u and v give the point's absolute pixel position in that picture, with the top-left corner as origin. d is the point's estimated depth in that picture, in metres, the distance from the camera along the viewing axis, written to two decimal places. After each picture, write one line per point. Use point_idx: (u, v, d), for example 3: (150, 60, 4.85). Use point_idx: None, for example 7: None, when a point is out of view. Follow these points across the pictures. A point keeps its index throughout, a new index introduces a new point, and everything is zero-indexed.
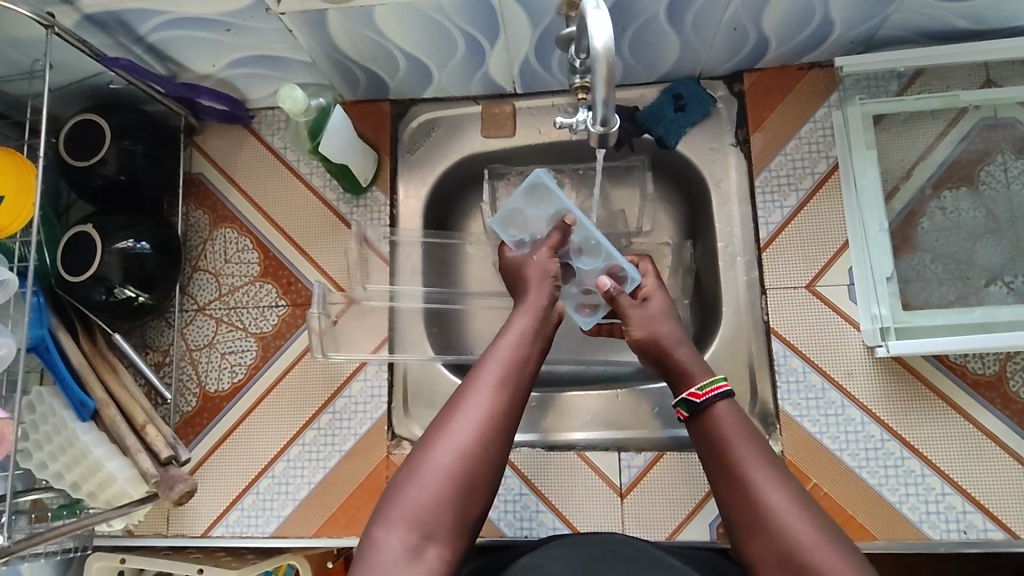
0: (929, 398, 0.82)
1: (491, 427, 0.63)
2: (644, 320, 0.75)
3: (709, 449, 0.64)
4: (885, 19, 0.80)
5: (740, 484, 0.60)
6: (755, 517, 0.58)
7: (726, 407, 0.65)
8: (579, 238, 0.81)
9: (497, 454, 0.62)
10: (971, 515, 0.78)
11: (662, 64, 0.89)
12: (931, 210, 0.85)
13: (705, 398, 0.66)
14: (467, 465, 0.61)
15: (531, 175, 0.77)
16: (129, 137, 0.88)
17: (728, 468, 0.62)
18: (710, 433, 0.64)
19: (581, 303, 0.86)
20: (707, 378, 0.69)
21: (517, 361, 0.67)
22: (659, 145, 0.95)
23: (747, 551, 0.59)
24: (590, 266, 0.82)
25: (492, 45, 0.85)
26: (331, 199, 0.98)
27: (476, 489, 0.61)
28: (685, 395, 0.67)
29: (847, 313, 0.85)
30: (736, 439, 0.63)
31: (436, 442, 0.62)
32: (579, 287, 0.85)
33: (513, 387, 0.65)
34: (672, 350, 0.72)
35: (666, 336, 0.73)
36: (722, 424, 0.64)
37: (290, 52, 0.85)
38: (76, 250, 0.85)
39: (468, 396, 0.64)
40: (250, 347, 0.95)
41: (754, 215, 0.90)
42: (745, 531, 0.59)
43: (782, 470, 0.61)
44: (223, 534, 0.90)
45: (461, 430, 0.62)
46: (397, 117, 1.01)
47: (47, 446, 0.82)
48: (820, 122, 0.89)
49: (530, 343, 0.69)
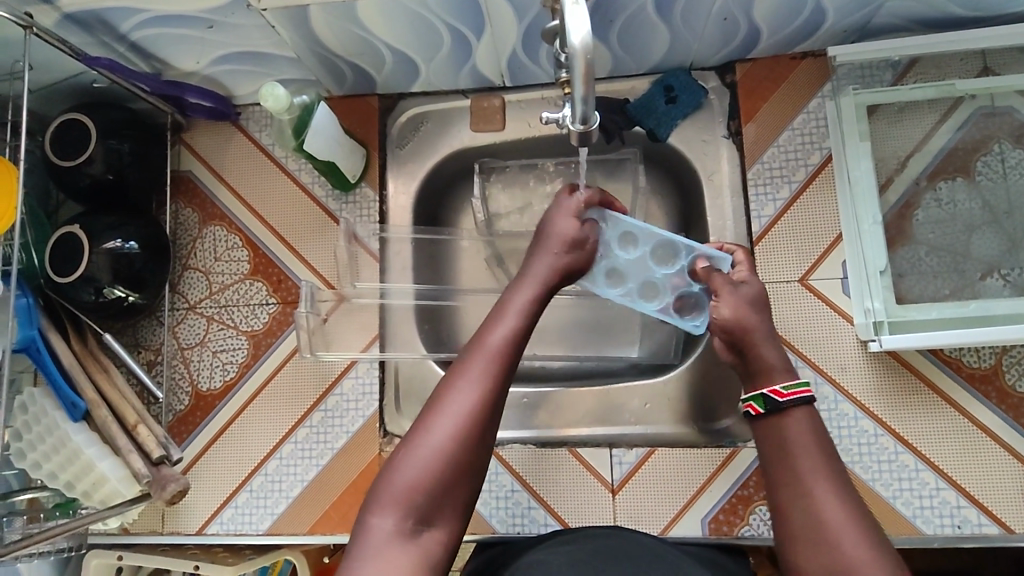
0: (922, 393, 0.81)
1: (484, 409, 0.62)
2: (735, 301, 0.70)
3: (772, 451, 0.64)
4: (879, 7, 0.79)
5: (802, 495, 0.60)
6: (814, 532, 0.59)
7: (804, 412, 0.65)
8: (650, 246, 0.81)
9: (492, 435, 0.62)
10: (965, 510, 0.77)
11: (653, 55, 0.88)
12: (926, 202, 0.84)
13: (789, 398, 0.64)
14: (461, 448, 0.60)
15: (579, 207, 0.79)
16: (115, 136, 0.87)
17: (793, 477, 0.62)
18: (782, 436, 0.64)
19: (680, 309, 0.81)
20: (789, 379, 0.66)
21: (512, 342, 0.66)
22: (650, 138, 0.94)
23: (791, 557, 0.60)
24: (674, 270, 0.80)
25: (479, 38, 0.84)
26: (320, 195, 0.98)
27: (472, 470, 0.61)
28: (766, 390, 0.65)
29: (840, 307, 0.84)
30: (807, 450, 0.62)
31: (431, 424, 0.61)
32: (670, 294, 0.81)
33: (505, 368, 0.64)
34: (759, 343, 0.68)
35: (752, 329, 0.69)
36: (791, 430, 0.64)
37: (275, 48, 0.84)
38: (64, 251, 0.84)
39: (463, 377, 0.63)
40: (242, 345, 0.95)
41: (746, 208, 0.89)
42: (793, 538, 0.60)
43: (844, 486, 0.61)
44: (218, 532, 0.91)
45: (453, 412, 0.61)
46: (384, 111, 1.00)
47: (40, 447, 0.82)
48: (813, 113, 0.88)
49: (525, 324, 0.68)
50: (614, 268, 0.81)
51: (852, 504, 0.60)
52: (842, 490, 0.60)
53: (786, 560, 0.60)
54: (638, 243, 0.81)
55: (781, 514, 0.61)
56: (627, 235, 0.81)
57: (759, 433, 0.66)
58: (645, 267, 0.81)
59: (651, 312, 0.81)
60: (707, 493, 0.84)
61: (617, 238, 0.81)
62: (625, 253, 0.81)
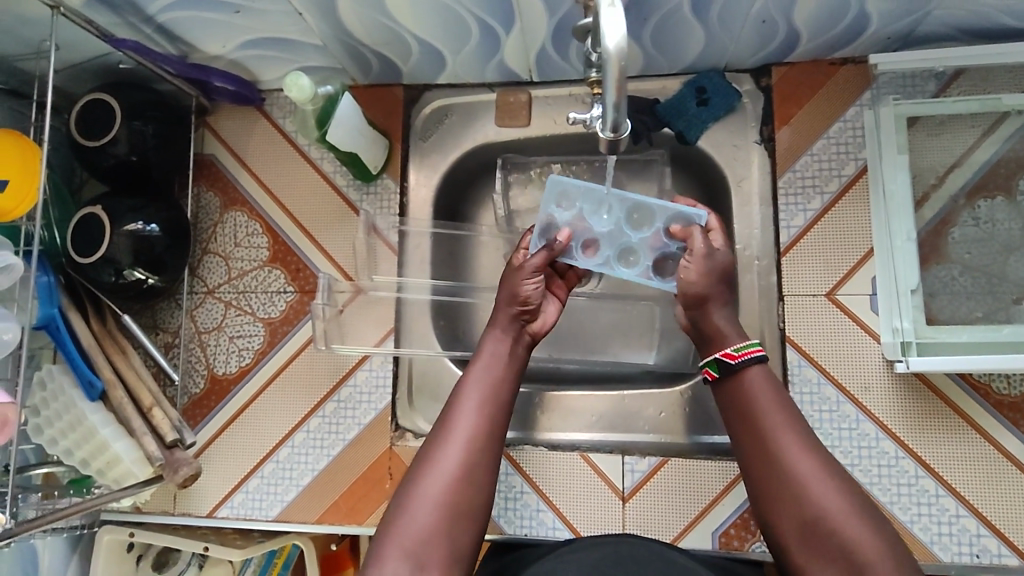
0: (947, 417, 0.78)
1: (469, 462, 0.66)
2: (705, 266, 0.72)
3: (735, 410, 0.69)
4: (926, 14, 0.75)
5: (771, 452, 0.65)
6: (786, 487, 0.63)
7: (758, 371, 0.69)
8: (623, 212, 0.78)
9: (483, 482, 0.66)
10: (985, 539, 0.75)
11: (686, 55, 0.85)
12: (963, 220, 0.80)
13: (740, 359, 0.69)
14: (454, 500, 0.64)
15: (548, 183, 0.76)
16: (140, 118, 0.87)
17: (759, 437, 0.66)
18: (740, 397, 0.68)
19: (658, 269, 0.80)
20: (741, 341, 0.71)
21: (491, 392, 0.70)
22: (679, 140, 0.92)
23: (769, 511, 0.64)
24: (651, 233, 0.79)
25: (508, 32, 0.82)
26: (341, 185, 0.97)
27: (463, 519, 0.64)
28: (719, 354, 0.70)
29: (867, 324, 0.81)
30: (767, 404, 0.67)
31: (423, 480, 0.65)
32: (647, 257, 0.79)
33: (487, 417, 0.68)
34: (714, 309, 0.72)
35: (710, 293, 0.72)
36: (751, 386, 0.68)
37: (301, 35, 0.83)
38: (86, 232, 0.85)
39: (449, 434, 0.67)
40: (258, 332, 0.95)
41: (775, 217, 0.87)
42: (768, 494, 0.65)
43: (811, 441, 0.65)
44: (228, 516, 0.91)
45: (443, 465, 0.65)
46: (409, 102, 0.98)
47: (57, 424, 0.82)
48: (850, 121, 0.85)
49: (501, 370, 0.72)
50: (589, 236, 0.80)
51: (822, 458, 0.64)
52: (811, 447, 0.65)
53: (766, 515, 0.65)
54: (611, 210, 0.78)
55: (759, 478, 0.66)
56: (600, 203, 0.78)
57: (720, 399, 0.71)
58: (620, 233, 0.79)
59: (632, 277, 0.79)
60: (719, 507, 0.83)
61: (590, 207, 0.78)
62: (597, 223, 0.79)
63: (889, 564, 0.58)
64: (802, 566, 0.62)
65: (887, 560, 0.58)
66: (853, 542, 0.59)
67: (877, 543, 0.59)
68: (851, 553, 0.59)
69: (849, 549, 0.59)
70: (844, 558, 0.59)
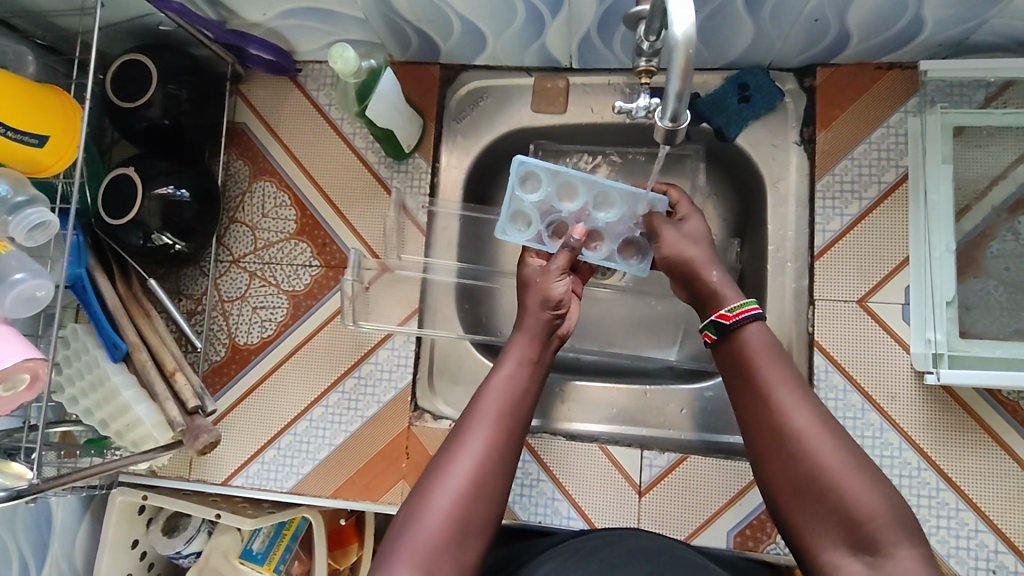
0: (971, 431, 0.78)
1: (485, 471, 0.64)
2: (676, 239, 0.77)
3: (735, 369, 0.66)
4: (982, 23, 0.74)
5: (769, 411, 0.62)
6: (784, 447, 0.61)
7: (757, 328, 0.67)
8: (588, 195, 0.83)
9: (497, 494, 0.64)
10: (1003, 555, 0.75)
11: (732, 50, 0.84)
12: (1003, 234, 0.79)
13: (735, 319, 0.67)
14: (469, 502, 0.63)
15: (513, 166, 0.81)
16: (175, 82, 0.86)
17: (757, 397, 0.64)
18: (739, 355, 0.66)
19: (623, 253, 0.85)
20: (737, 300, 0.69)
21: (513, 397, 0.69)
22: (716, 137, 0.91)
23: (769, 473, 0.62)
24: (614, 216, 0.83)
25: (554, 16, 0.81)
26: (372, 161, 0.96)
27: (475, 526, 0.62)
28: (714, 316, 0.68)
29: (897, 334, 0.81)
30: (765, 361, 0.65)
31: (438, 483, 0.63)
32: (613, 242, 0.84)
33: (506, 424, 0.67)
34: (698, 271, 0.73)
35: (696, 258, 0.74)
36: (748, 343, 0.66)
37: (343, 7, 0.82)
38: (117, 193, 0.84)
39: (469, 435, 0.66)
40: (282, 304, 0.95)
41: (811, 221, 0.86)
42: (766, 455, 0.62)
43: (807, 397, 0.63)
44: (242, 485, 0.92)
45: (456, 472, 0.64)
46: (445, 82, 0.98)
47: (79, 383, 0.83)
48: (894, 127, 0.83)
49: (523, 374, 0.71)
50: (558, 220, 0.84)
51: (818, 411, 0.62)
52: (807, 401, 0.62)
53: (764, 477, 0.62)
54: (578, 194, 0.83)
55: (754, 435, 0.63)
56: (564, 186, 0.83)
57: (718, 359, 0.69)
58: (588, 216, 0.84)
59: (598, 259, 0.84)
60: (735, 508, 0.83)
61: (557, 190, 0.83)
62: (564, 205, 0.83)
63: (889, 521, 0.56)
64: (801, 526, 0.59)
65: (884, 516, 0.56)
66: (852, 498, 0.57)
67: (877, 502, 0.57)
68: (849, 509, 0.57)
69: (851, 511, 0.57)
70: (843, 516, 0.57)
